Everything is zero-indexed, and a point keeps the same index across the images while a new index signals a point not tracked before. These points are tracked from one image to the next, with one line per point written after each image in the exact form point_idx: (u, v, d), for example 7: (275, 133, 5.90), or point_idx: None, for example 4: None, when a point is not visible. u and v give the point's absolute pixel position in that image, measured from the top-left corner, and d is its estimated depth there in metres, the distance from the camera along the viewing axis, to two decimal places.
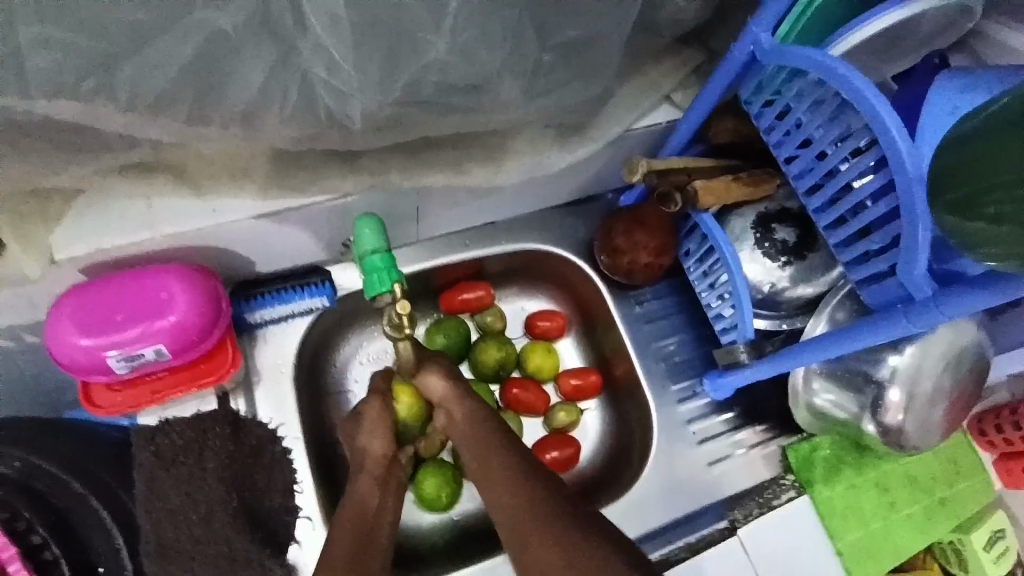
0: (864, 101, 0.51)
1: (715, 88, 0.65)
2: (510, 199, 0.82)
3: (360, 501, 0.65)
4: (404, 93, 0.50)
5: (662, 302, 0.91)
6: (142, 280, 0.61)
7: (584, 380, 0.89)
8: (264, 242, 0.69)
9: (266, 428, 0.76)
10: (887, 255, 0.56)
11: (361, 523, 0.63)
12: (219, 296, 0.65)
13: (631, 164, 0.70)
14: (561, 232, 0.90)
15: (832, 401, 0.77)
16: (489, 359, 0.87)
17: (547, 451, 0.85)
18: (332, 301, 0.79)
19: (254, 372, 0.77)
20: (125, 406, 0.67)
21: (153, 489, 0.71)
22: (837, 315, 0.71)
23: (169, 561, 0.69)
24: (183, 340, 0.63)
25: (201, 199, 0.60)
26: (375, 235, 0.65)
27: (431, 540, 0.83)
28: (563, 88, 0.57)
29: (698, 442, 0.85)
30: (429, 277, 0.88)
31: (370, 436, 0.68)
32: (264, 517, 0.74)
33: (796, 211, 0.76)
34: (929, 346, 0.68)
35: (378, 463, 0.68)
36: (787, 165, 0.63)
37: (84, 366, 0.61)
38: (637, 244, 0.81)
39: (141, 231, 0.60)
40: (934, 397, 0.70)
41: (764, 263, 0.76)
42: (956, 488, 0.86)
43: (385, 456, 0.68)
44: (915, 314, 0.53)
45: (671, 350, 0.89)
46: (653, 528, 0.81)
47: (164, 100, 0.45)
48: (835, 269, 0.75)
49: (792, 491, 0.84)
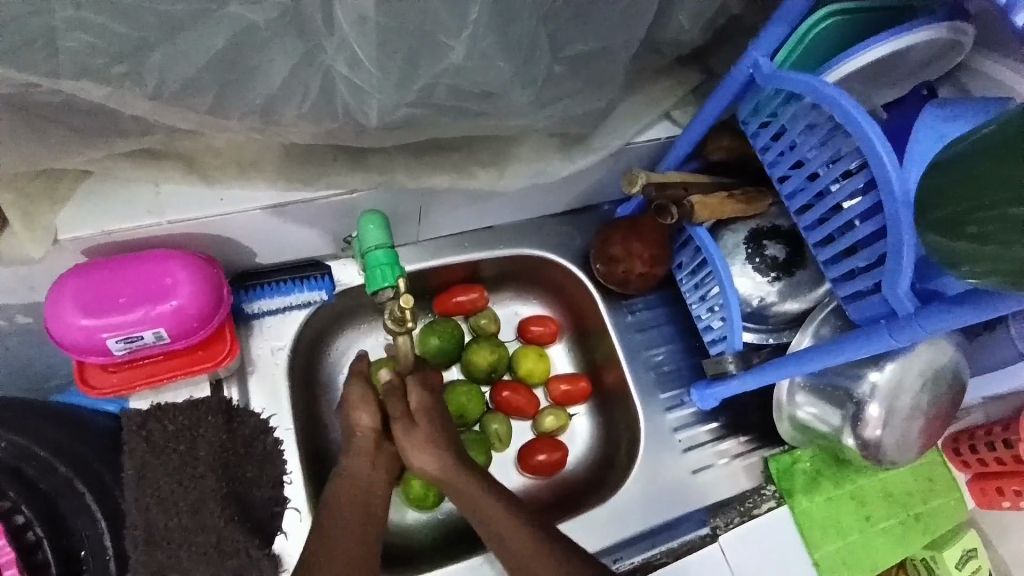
0: (856, 125, 0.53)
1: (717, 105, 0.67)
2: (510, 204, 0.84)
3: (359, 482, 0.68)
4: (420, 94, 0.51)
5: (653, 312, 0.93)
6: (146, 265, 0.62)
7: (574, 386, 0.91)
8: (265, 233, 0.70)
9: (260, 417, 0.76)
10: (871, 273, 0.58)
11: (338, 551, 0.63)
12: (222, 285, 0.66)
13: (631, 176, 0.73)
14: (558, 239, 0.92)
15: (815, 413, 0.80)
16: (480, 360, 0.88)
17: (535, 454, 0.87)
18: (331, 295, 0.80)
19: (250, 362, 0.78)
20: (119, 387, 0.66)
21: (143, 476, 0.70)
22: (822, 331, 0.73)
23: (157, 548, 0.68)
24: (183, 325, 0.63)
25: (211, 189, 0.61)
26: (377, 230, 0.66)
27: (417, 536, 0.83)
28: (568, 99, 0.59)
29: (682, 450, 0.87)
30: (426, 277, 0.89)
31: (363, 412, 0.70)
32: (252, 509, 0.74)
33: (785, 229, 0.79)
34: (908, 364, 0.71)
35: (368, 435, 0.69)
36: (780, 184, 0.66)
37: (83, 347, 0.61)
38: (632, 254, 0.84)
39: (147, 217, 0.61)
40: (912, 413, 0.73)
41: (754, 277, 0.78)
42: (930, 504, 0.89)
43: (374, 430, 0.69)
44: (899, 329, 0.55)
45: (660, 359, 0.91)
46: (634, 533, 0.83)
47: (188, 89, 0.46)
48: (823, 285, 0.77)
49: (772, 501, 0.86)
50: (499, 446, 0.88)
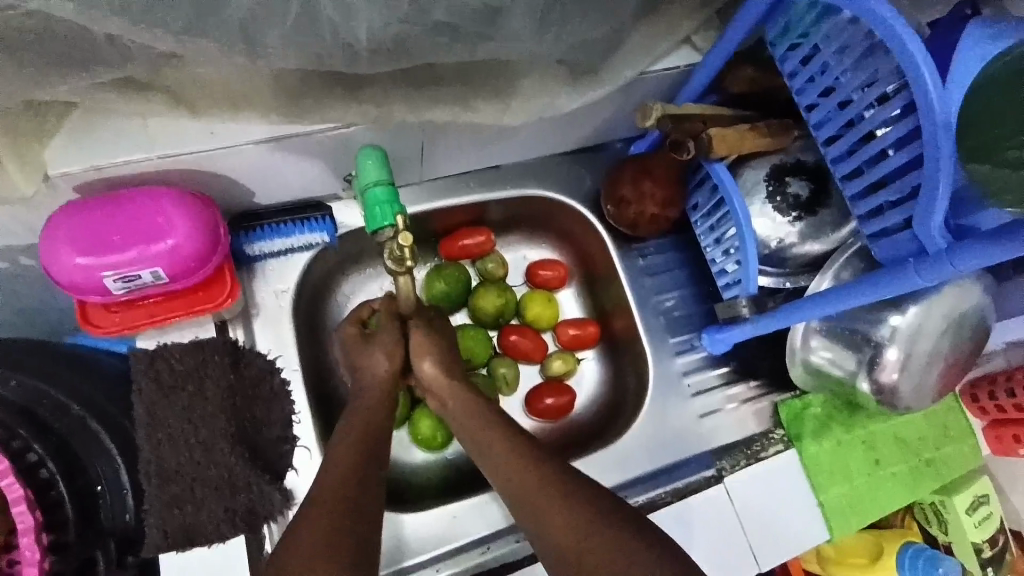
0: (897, 41, 0.49)
1: (741, 29, 0.61)
2: (517, 142, 0.80)
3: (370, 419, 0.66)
4: (412, 12, 0.48)
5: (665, 256, 0.90)
6: (140, 203, 0.60)
7: (582, 331, 0.90)
8: (260, 171, 0.68)
9: (266, 358, 0.76)
10: (902, 208, 0.55)
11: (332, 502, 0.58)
12: (217, 223, 0.64)
13: (645, 108, 0.67)
14: (568, 180, 0.88)
15: (829, 358, 0.77)
16: (488, 305, 0.87)
17: (542, 397, 0.86)
18: (332, 238, 0.79)
19: (254, 305, 0.78)
20: (122, 327, 0.66)
21: (154, 412, 0.70)
22: (843, 275, 0.70)
23: (170, 483, 0.69)
24: (180, 265, 0.62)
25: (201, 121, 0.58)
26: (376, 164, 0.63)
27: (424, 477, 0.84)
28: (576, 21, 0.55)
29: (690, 394, 0.86)
30: (431, 220, 0.87)
31: (379, 349, 0.70)
32: (261, 447, 0.75)
33: (810, 165, 0.74)
34: (933, 308, 0.68)
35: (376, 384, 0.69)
36: (807, 113, 0.62)
37: (82, 286, 0.60)
38: (644, 195, 0.80)
39: (137, 151, 0.58)
40: (932, 359, 0.71)
41: (773, 218, 0.74)
42: (943, 450, 0.87)
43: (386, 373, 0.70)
44: (928, 267, 0.52)
45: (671, 304, 0.88)
46: (640, 474, 0.83)
47: (162, 6, 0.43)
48: (847, 226, 0.74)
49: (780, 445, 0.85)
50: (507, 390, 0.87)
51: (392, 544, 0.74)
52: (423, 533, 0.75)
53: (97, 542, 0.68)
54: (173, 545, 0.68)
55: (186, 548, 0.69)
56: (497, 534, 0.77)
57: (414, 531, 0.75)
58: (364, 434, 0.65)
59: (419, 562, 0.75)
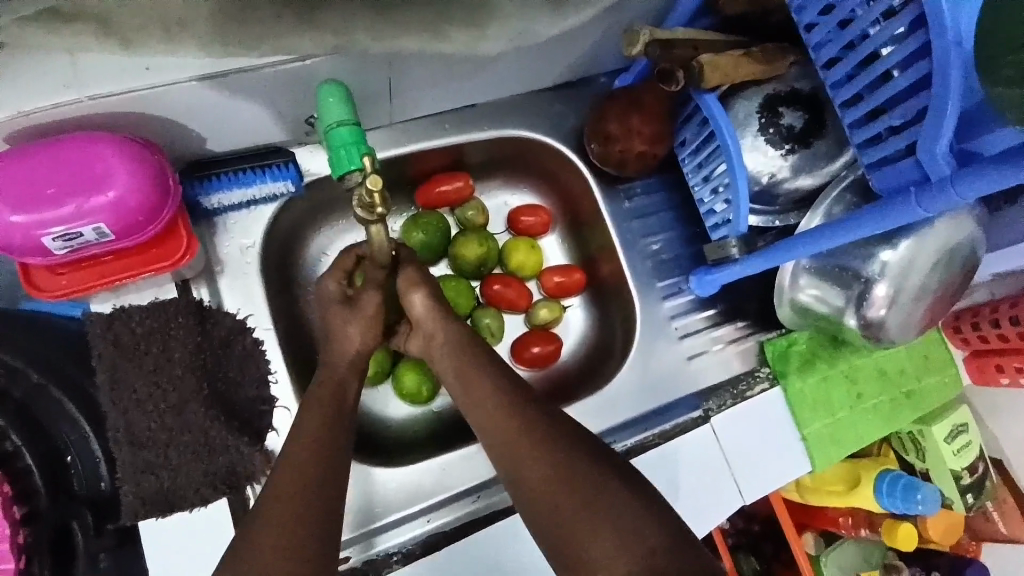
0: None
1: None
2: (493, 75, 0.74)
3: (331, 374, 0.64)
4: None
5: (651, 197, 0.86)
6: (71, 150, 0.54)
7: (567, 278, 0.87)
8: (208, 112, 0.61)
9: (235, 318, 0.72)
10: (905, 134, 0.52)
11: (311, 472, 0.56)
12: (165, 172, 0.59)
13: (632, 35, 0.64)
14: (548, 118, 0.83)
15: (817, 296, 0.75)
16: (469, 254, 0.83)
17: (528, 347, 0.84)
18: (298, 185, 0.73)
19: (218, 262, 0.73)
20: (71, 291, 0.61)
21: (116, 378, 0.66)
22: (834, 211, 0.67)
23: (143, 449, 0.66)
24: (128, 220, 0.57)
25: (133, 57, 0.52)
26: (340, 104, 0.58)
27: (410, 432, 0.82)
28: None
29: (678, 337, 0.85)
30: (404, 165, 0.81)
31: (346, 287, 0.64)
32: (239, 407, 0.72)
33: (806, 93, 0.70)
34: (926, 241, 0.66)
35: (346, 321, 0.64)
36: (807, 33, 0.58)
37: (21, 248, 0.55)
38: (630, 130, 0.75)
39: (64, 91, 0.52)
40: (920, 294, 0.69)
41: (766, 151, 0.70)
42: (924, 382, 0.88)
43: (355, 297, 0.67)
44: (928, 197, 0.50)
45: (658, 248, 0.85)
46: (626, 419, 0.82)
47: None
48: (840, 158, 0.70)
49: (765, 383, 0.85)
50: (493, 340, 0.85)
51: (377, 496, 0.73)
52: (412, 486, 0.74)
53: (71, 511, 0.66)
54: (153, 512, 0.66)
55: (166, 513, 0.66)
56: (487, 483, 0.76)
57: (403, 484, 0.74)
58: (332, 403, 0.62)
59: (409, 514, 0.74)
